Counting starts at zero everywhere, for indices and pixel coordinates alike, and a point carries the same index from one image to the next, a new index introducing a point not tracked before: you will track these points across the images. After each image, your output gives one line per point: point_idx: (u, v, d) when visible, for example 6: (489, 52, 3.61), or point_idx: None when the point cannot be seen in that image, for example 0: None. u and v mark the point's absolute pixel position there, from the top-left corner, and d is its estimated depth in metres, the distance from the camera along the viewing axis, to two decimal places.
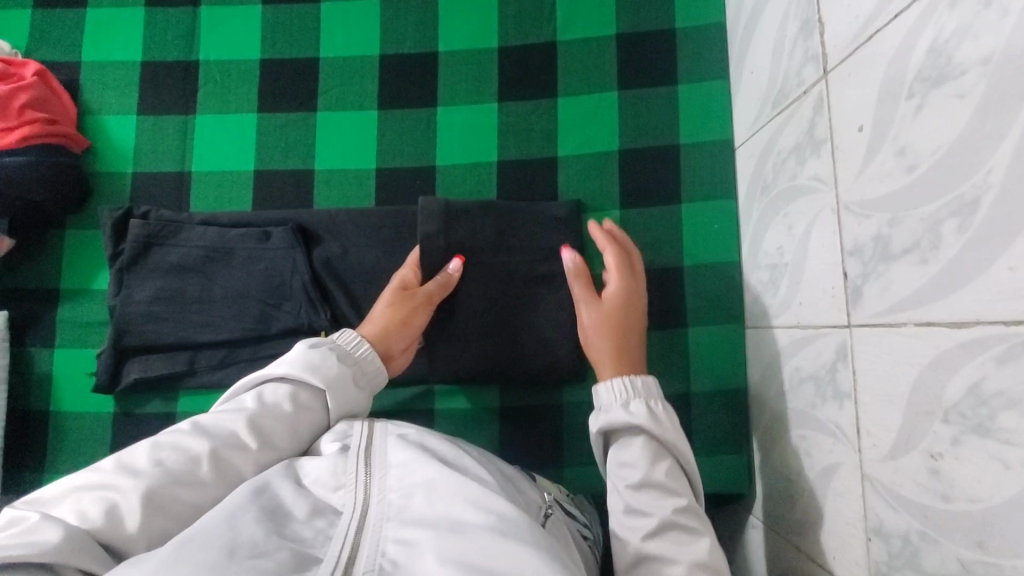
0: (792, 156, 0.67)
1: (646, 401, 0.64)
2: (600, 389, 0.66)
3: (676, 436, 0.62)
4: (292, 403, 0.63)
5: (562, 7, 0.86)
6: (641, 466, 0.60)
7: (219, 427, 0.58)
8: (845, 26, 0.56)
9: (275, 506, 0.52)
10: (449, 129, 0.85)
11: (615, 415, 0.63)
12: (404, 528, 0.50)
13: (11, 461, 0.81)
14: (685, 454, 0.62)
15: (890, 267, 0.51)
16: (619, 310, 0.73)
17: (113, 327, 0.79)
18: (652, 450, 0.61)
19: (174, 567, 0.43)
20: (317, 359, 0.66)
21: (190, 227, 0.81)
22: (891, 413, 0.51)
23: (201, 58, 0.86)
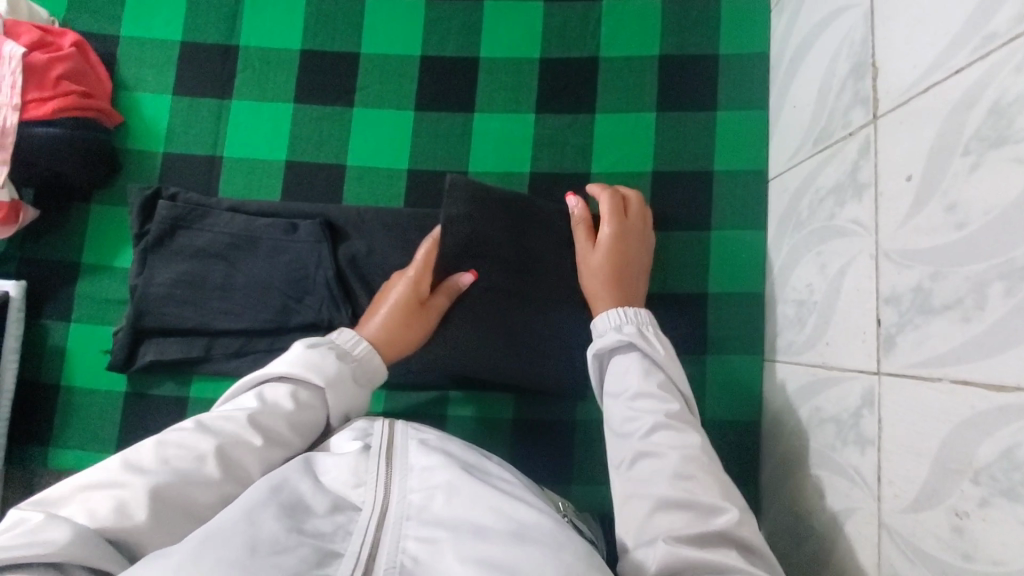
0: (830, 197, 0.67)
1: (641, 327, 0.67)
2: (598, 322, 0.69)
3: (665, 351, 0.65)
4: (293, 402, 0.62)
5: (607, 24, 0.86)
6: (635, 382, 0.62)
7: (221, 424, 0.57)
8: (900, 74, 0.56)
9: (294, 501, 0.51)
10: (484, 136, 0.85)
11: (610, 340, 0.66)
12: (424, 528, 0.50)
13: (19, 433, 0.81)
14: (678, 369, 0.64)
15: (929, 321, 0.50)
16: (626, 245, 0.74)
17: (133, 306, 0.78)
18: (646, 364, 0.64)
19: (197, 564, 0.42)
20: (316, 359, 0.65)
21: (218, 213, 0.80)
22: (917, 466, 0.51)
23: (241, 43, 0.86)
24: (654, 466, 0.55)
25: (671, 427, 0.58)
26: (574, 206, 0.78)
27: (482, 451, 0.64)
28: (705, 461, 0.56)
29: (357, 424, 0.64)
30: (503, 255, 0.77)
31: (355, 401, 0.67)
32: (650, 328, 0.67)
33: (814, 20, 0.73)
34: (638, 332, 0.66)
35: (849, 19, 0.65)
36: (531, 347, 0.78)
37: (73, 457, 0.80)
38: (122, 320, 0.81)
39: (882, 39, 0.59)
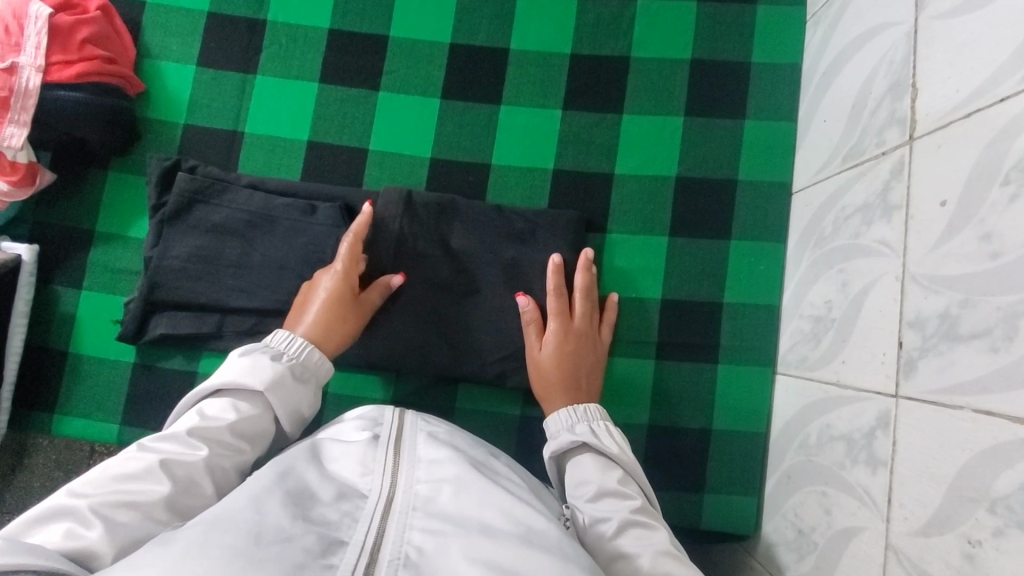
0: (857, 215, 0.66)
1: (591, 424, 0.68)
2: (552, 422, 0.70)
3: (619, 446, 0.65)
4: (235, 412, 0.61)
5: (640, 24, 0.85)
6: (592, 483, 0.61)
7: (165, 443, 0.56)
8: (940, 98, 0.56)
9: (301, 489, 0.51)
10: (508, 130, 0.84)
11: (564, 441, 0.66)
12: (431, 519, 0.50)
13: (23, 398, 0.81)
14: (632, 463, 0.64)
15: (953, 348, 0.51)
16: (572, 344, 0.75)
17: (146, 278, 0.78)
18: (601, 463, 0.64)
19: (202, 551, 0.42)
20: (249, 366, 0.64)
21: (237, 190, 0.80)
22: (930, 491, 0.51)
23: (269, 18, 0.84)
24: (631, 541, 0.56)
25: (640, 521, 0.57)
26: (524, 305, 0.77)
27: (489, 449, 0.64)
28: (676, 550, 0.56)
29: (367, 414, 0.64)
30: (445, 251, 0.80)
31: (304, 398, 0.66)
32: (600, 423, 0.68)
33: (852, 35, 0.72)
34: (590, 432, 0.66)
35: (890, 37, 0.65)
36: (480, 341, 0.80)
37: (77, 426, 0.80)
38: (134, 290, 0.81)
39: (924, 60, 0.59)
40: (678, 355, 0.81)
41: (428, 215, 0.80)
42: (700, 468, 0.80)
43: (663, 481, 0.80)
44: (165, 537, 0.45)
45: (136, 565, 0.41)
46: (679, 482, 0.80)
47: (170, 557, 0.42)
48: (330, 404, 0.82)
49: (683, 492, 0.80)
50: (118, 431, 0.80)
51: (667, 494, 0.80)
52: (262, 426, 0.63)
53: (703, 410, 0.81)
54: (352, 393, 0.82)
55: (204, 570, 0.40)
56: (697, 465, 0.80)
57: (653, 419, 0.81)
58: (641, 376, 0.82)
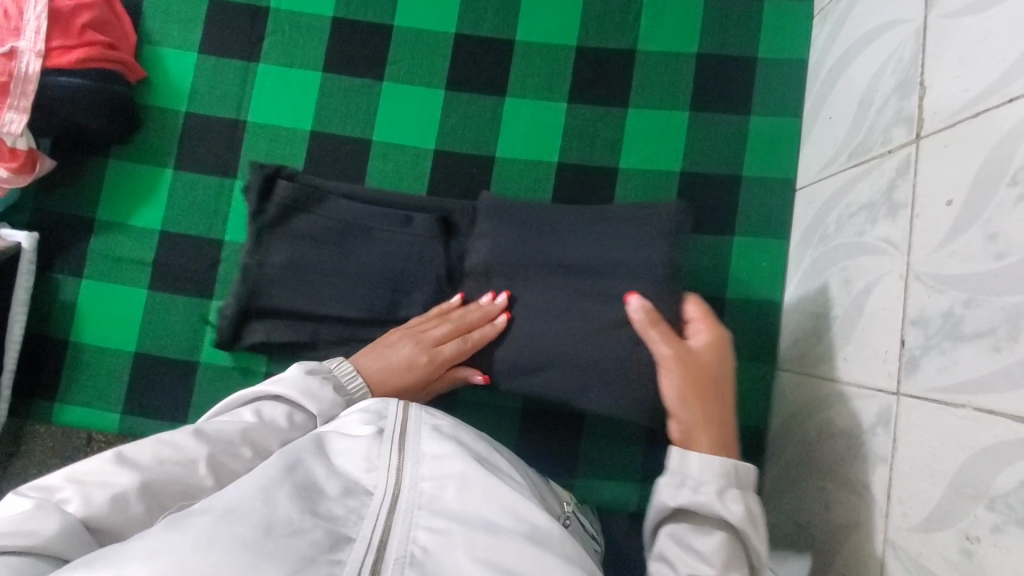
0: (861, 213, 0.67)
1: (747, 498, 0.58)
2: (715, 464, 0.59)
3: (760, 538, 0.57)
4: (288, 422, 0.61)
5: (647, 17, 0.84)
6: (715, 565, 0.54)
7: (223, 433, 0.56)
8: (949, 97, 0.56)
9: (307, 483, 0.51)
10: (514, 123, 0.84)
11: (708, 500, 0.56)
12: (435, 518, 0.50)
13: (25, 386, 0.81)
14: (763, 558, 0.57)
15: (956, 347, 0.51)
16: (696, 382, 0.64)
17: (246, 285, 0.76)
18: (730, 545, 0.56)
19: (213, 541, 0.42)
20: (316, 386, 0.63)
21: (335, 199, 0.78)
22: (930, 488, 0.52)
23: (272, 6, 0.83)
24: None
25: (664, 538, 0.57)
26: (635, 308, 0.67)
27: (490, 442, 0.64)
28: None
29: (370, 405, 0.63)
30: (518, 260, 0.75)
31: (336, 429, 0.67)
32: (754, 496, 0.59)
33: (860, 32, 0.72)
34: (743, 510, 0.57)
35: (899, 35, 0.64)
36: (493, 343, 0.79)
37: (79, 413, 0.80)
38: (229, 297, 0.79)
39: (933, 60, 0.58)
40: None
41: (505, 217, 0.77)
42: None
43: None
44: (174, 519, 0.46)
45: (149, 550, 0.42)
46: None
47: (183, 543, 0.42)
48: None
49: None
50: (120, 420, 0.80)
51: None
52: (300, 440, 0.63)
53: None
54: None
55: (215, 562, 0.41)
56: None
57: None
58: None
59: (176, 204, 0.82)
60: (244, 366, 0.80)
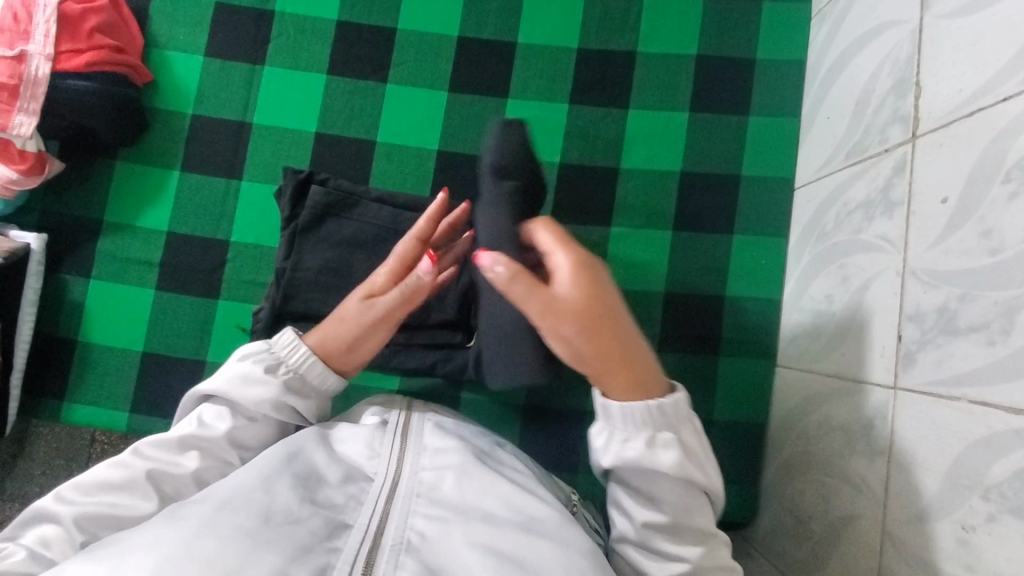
0: (858, 211, 0.68)
1: (680, 432, 0.52)
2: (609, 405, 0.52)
3: (704, 468, 0.53)
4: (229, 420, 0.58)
5: (647, 19, 0.85)
6: (666, 515, 0.52)
7: (156, 449, 0.56)
8: (944, 97, 0.57)
9: (308, 470, 0.53)
10: (516, 124, 0.85)
11: (629, 455, 0.51)
12: (433, 507, 0.52)
13: (34, 386, 0.82)
14: (717, 485, 0.54)
15: (952, 341, 0.52)
16: (585, 315, 0.48)
17: (280, 289, 0.76)
18: (683, 490, 0.53)
19: (212, 530, 0.45)
20: (247, 373, 0.59)
21: (367, 204, 0.79)
22: (926, 480, 0.53)
23: (277, 9, 0.84)
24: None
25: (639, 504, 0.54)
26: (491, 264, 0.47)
27: (496, 437, 0.66)
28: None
29: (376, 400, 0.65)
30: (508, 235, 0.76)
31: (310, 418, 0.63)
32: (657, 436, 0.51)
33: (857, 33, 0.73)
34: (679, 457, 0.51)
35: (895, 37, 0.66)
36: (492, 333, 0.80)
37: (87, 412, 0.81)
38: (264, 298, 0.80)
39: (928, 61, 0.60)
40: (681, 347, 0.83)
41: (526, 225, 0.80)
42: None
43: None
44: (177, 508, 0.48)
45: (151, 539, 0.44)
46: None
47: (183, 532, 0.44)
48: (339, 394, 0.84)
49: None
50: (128, 419, 0.81)
51: None
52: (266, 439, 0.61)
53: (705, 402, 0.82)
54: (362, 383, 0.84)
55: (214, 549, 0.43)
56: None
57: None
58: None
59: (182, 205, 0.83)
60: None
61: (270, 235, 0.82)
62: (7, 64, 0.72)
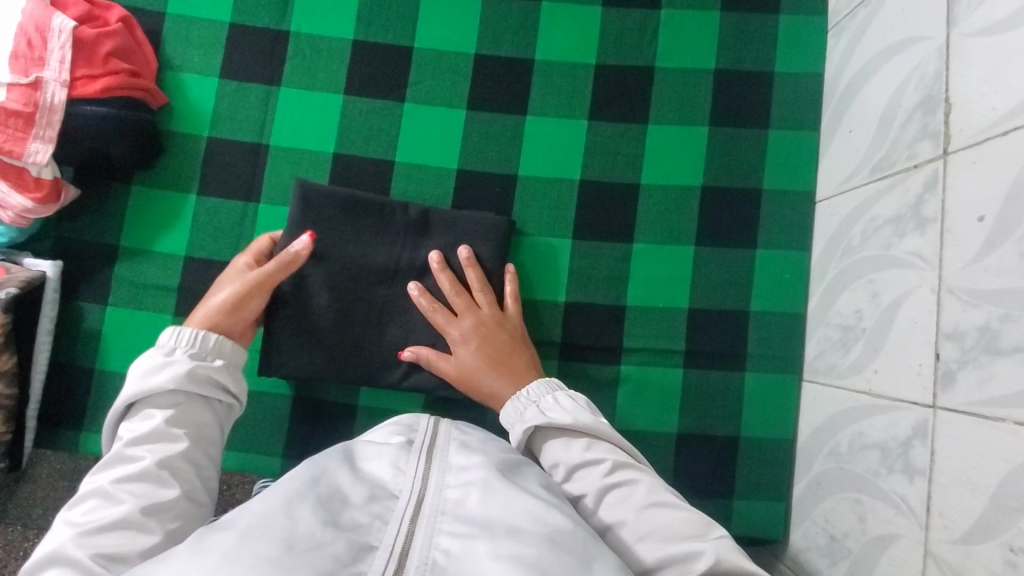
0: (888, 226, 0.67)
1: (540, 401, 0.69)
2: (505, 413, 0.70)
3: (570, 415, 0.65)
4: (158, 414, 0.62)
5: (664, 34, 0.85)
6: (562, 463, 0.63)
7: (106, 470, 0.58)
8: (975, 115, 0.57)
9: (333, 491, 0.51)
10: (535, 141, 0.84)
11: (518, 432, 0.67)
12: (458, 524, 0.50)
13: (51, 416, 0.80)
14: (590, 425, 0.64)
15: (995, 361, 0.52)
16: (487, 368, 0.76)
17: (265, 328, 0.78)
18: (563, 439, 0.65)
19: (236, 559, 0.44)
20: (143, 371, 0.63)
21: (336, 231, 0.79)
22: (971, 500, 0.53)
23: (292, 29, 0.84)
24: (611, 509, 0.58)
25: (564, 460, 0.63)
26: (412, 354, 0.78)
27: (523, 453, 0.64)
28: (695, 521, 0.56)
29: (402, 420, 0.64)
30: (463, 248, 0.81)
31: (217, 385, 0.66)
32: (546, 398, 0.69)
33: (879, 46, 0.73)
34: (538, 412, 0.67)
35: (919, 52, 0.66)
36: None
37: None
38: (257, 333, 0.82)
39: (957, 77, 0.60)
40: (706, 363, 0.82)
41: (476, 238, 0.80)
42: (729, 474, 0.81)
43: (693, 488, 0.81)
44: (202, 536, 0.47)
45: (178, 568, 0.44)
46: (708, 488, 0.81)
47: (207, 563, 0.43)
48: (362, 417, 0.83)
49: (712, 499, 0.81)
50: None
51: (695, 501, 0.81)
52: (197, 421, 0.63)
53: (733, 418, 0.82)
54: (386, 405, 0.83)
55: None
56: (726, 471, 0.81)
57: (683, 427, 0.82)
58: (670, 384, 0.82)
59: (199, 229, 0.82)
60: (271, 390, 0.82)
61: None
62: (21, 92, 0.71)
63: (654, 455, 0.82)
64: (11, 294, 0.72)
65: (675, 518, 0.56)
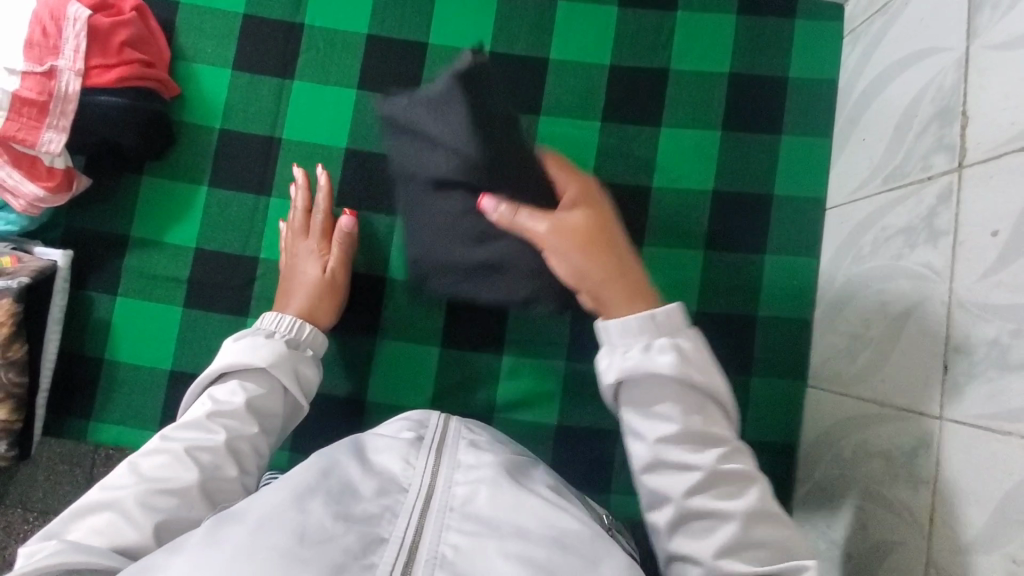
0: (900, 237, 0.68)
1: (672, 337, 0.59)
2: (609, 328, 0.61)
3: (705, 369, 0.59)
4: (242, 392, 0.64)
5: (680, 36, 0.85)
6: (676, 425, 0.57)
7: (185, 431, 0.61)
8: (991, 130, 0.57)
9: (343, 486, 0.51)
10: (548, 142, 0.84)
11: (637, 372, 0.58)
12: (467, 521, 0.50)
13: (59, 404, 0.81)
14: (719, 390, 0.59)
15: (1004, 376, 0.52)
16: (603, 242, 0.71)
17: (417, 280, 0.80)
18: (683, 398, 0.58)
19: (250, 553, 0.44)
20: (243, 347, 0.66)
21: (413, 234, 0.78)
22: (976, 513, 0.53)
23: (307, 22, 0.83)
24: (712, 502, 0.55)
25: (682, 435, 0.57)
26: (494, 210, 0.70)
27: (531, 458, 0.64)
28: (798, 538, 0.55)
29: (412, 416, 0.65)
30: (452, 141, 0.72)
31: (299, 375, 0.68)
32: (687, 337, 0.60)
33: (896, 56, 0.73)
34: (675, 357, 0.58)
35: (938, 63, 0.65)
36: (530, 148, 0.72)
37: (114, 432, 0.80)
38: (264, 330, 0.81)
39: (976, 91, 0.59)
40: None
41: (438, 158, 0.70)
42: None
43: None
44: (214, 527, 0.47)
45: (193, 561, 0.44)
46: None
47: (222, 558, 0.44)
48: (369, 413, 0.83)
49: None
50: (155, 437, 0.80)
51: None
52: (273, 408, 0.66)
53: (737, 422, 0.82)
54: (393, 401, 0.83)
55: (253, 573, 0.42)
56: None
57: None
58: None
59: (209, 221, 0.81)
60: None
61: None
62: (36, 80, 0.70)
63: None
64: (23, 283, 0.72)
65: (776, 533, 0.55)
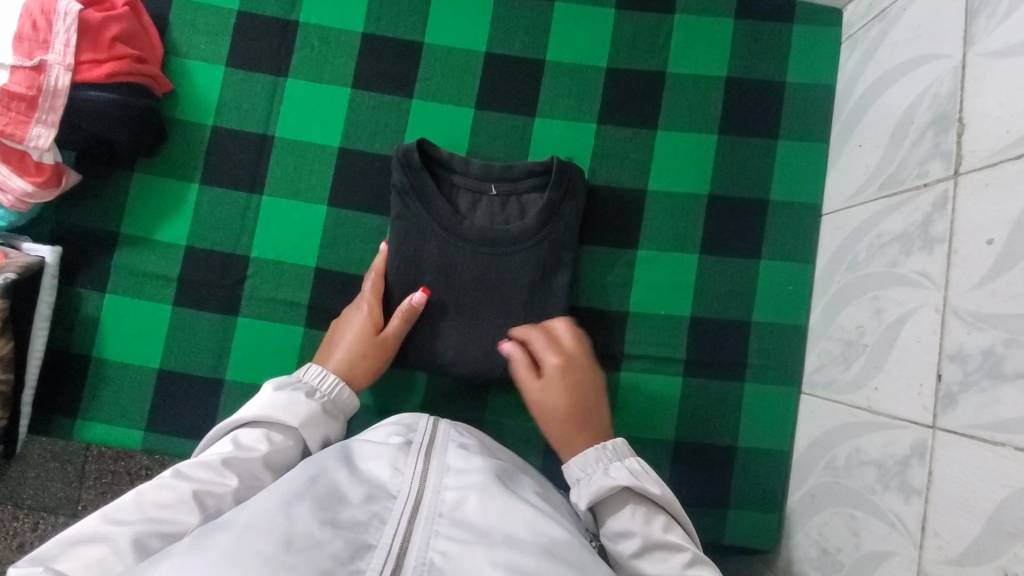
0: (895, 244, 0.67)
1: (624, 460, 0.63)
2: (577, 463, 0.64)
3: (659, 486, 0.60)
4: (268, 443, 0.60)
5: (677, 39, 0.84)
6: (639, 536, 0.56)
7: (202, 470, 0.55)
8: (987, 137, 0.57)
9: (331, 490, 0.50)
10: (543, 144, 0.84)
11: (600, 488, 0.59)
12: (456, 528, 0.50)
13: (45, 402, 0.80)
14: (673, 503, 0.60)
15: (998, 386, 0.52)
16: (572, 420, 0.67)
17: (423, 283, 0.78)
18: (643, 507, 0.59)
19: (234, 558, 0.43)
20: (283, 400, 0.63)
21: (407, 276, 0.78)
22: (968, 523, 0.53)
23: (301, 20, 0.83)
24: None
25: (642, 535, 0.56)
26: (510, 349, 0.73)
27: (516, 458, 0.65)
28: None
29: (402, 421, 0.64)
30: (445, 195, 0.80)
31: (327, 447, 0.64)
32: (631, 460, 0.63)
33: (893, 61, 0.72)
34: (629, 473, 0.60)
35: (934, 69, 0.65)
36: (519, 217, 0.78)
37: (101, 430, 0.79)
38: (253, 327, 0.80)
39: (972, 97, 0.59)
40: (708, 373, 0.82)
41: (420, 227, 0.78)
42: (724, 482, 0.82)
43: (688, 497, 0.82)
44: (201, 535, 0.46)
45: (175, 565, 0.43)
46: (702, 496, 0.82)
47: (207, 561, 0.43)
48: (360, 414, 0.82)
49: (706, 508, 0.82)
50: (143, 436, 0.79)
51: (690, 510, 0.82)
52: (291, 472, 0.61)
53: (730, 427, 0.82)
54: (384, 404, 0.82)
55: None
56: (721, 480, 0.82)
57: (681, 436, 0.82)
58: (669, 393, 0.82)
59: (201, 219, 0.81)
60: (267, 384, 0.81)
61: (292, 252, 0.81)
62: (24, 75, 0.70)
63: (651, 463, 0.82)
64: (10, 278, 0.71)
65: None
